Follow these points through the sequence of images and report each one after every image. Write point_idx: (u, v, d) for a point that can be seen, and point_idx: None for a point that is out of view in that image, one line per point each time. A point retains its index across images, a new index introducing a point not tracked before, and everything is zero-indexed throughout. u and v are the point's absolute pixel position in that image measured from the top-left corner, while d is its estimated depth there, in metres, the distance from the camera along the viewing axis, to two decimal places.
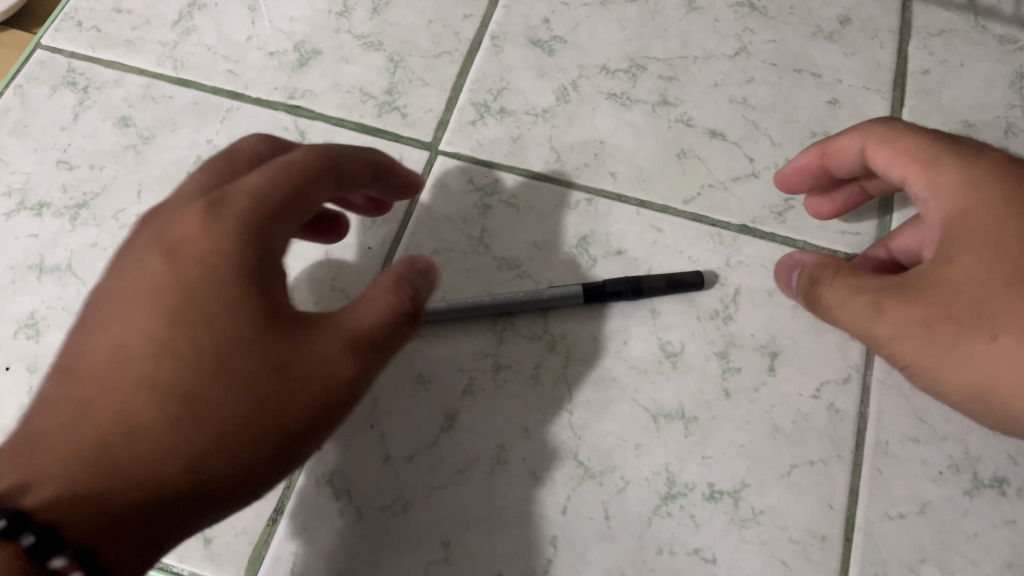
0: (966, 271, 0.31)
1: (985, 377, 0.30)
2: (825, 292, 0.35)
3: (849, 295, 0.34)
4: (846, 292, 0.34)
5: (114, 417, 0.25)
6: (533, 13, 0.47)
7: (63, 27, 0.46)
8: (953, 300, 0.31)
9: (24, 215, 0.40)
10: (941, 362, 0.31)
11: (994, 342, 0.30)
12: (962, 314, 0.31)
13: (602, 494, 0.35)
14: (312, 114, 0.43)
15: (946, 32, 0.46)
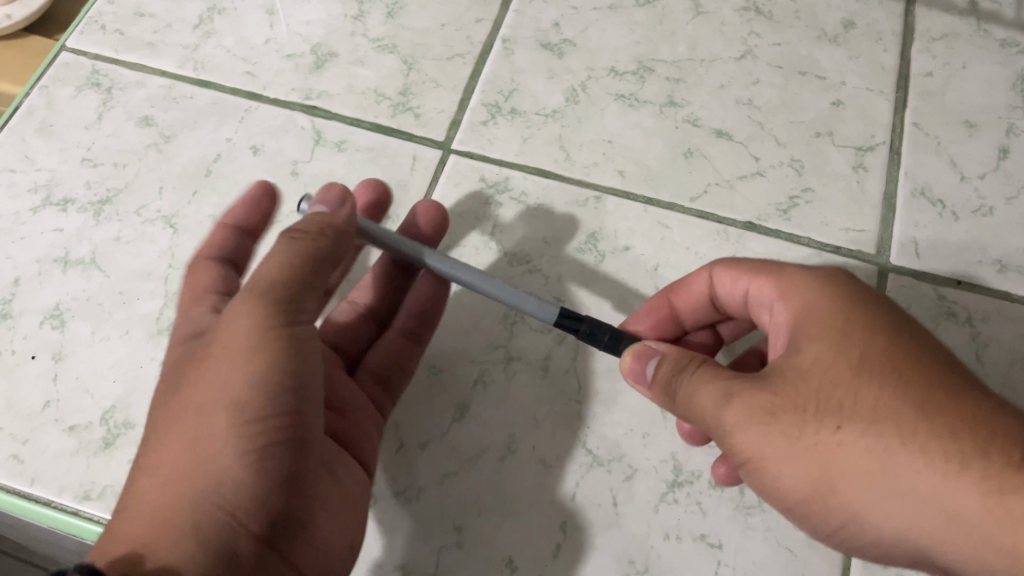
0: (818, 357, 0.28)
1: (824, 484, 0.27)
2: (683, 379, 0.30)
3: (703, 391, 0.29)
4: (700, 386, 0.30)
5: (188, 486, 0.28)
6: (543, 17, 0.48)
7: (87, 30, 0.47)
8: (790, 389, 0.28)
9: (50, 210, 0.42)
10: (784, 460, 0.28)
11: (841, 431, 0.27)
12: (812, 398, 0.28)
13: (611, 483, 0.36)
14: (328, 114, 0.44)
15: (948, 36, 0.47)
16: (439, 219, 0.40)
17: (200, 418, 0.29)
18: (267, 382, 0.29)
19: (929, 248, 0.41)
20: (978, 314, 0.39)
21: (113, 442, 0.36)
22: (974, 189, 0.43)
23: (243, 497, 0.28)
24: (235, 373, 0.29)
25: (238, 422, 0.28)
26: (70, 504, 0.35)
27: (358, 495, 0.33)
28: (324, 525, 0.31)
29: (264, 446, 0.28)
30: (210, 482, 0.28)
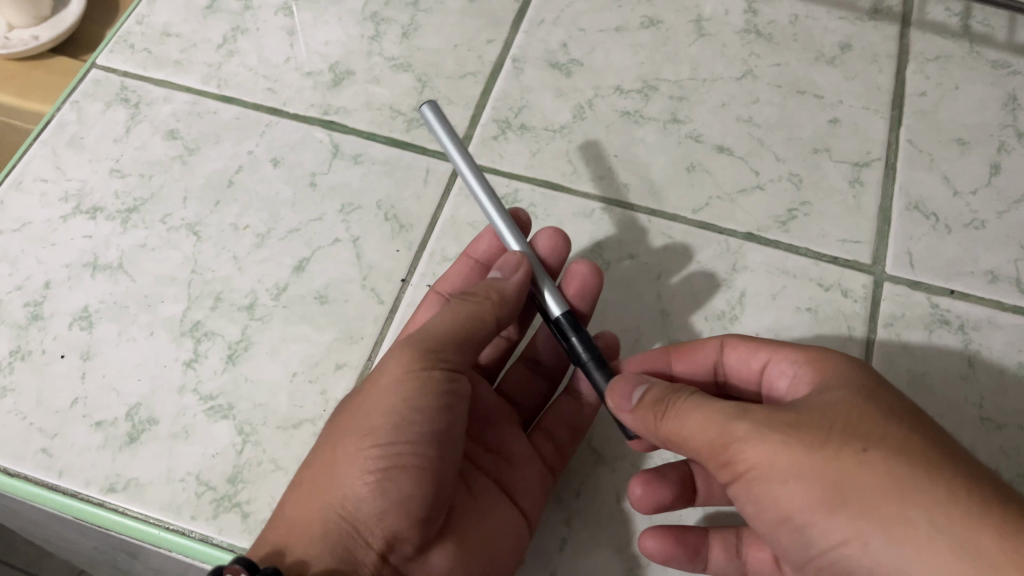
0: (841, 405, 0.30)
1: (825, 499, 0.28)
2: (681, 398, 0.32)
3: (702, 415, 0.31)
4: (698, 410, 0.31)
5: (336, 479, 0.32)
6: (551, 39, 0.50)
7: (116, 49, 0.50)
8: (806, 419, 0.29)
9: (79, 218, 0.44)
10: (789, 471, 0.28)
11: (864, 453, 0.28)
12: (833, 428, 0.29)
13: (616, 479, 0.37)
14: (346, 129, 0.46)
15: (942, 58, 0.49)
16: (588, 277, 0.39)
17: (344, 444, 0.32)
18: (413, 424, 0.32)
19: (923, 258, 0.42)
20: (971, 321, 0.41)
21: (137, 437, 0.37)
22: (966, 203, 0.44)
23: (371, 519, 0.32)
24: (392, 412, 0.32)
25: (378, 460, 0.32)
26: (96, 496, 0.36)
27: (516, 535, 0.35)
28: (446, 558, 0.33)
29: (389, 478, 0.32)
30: (348, 499, 0.32)
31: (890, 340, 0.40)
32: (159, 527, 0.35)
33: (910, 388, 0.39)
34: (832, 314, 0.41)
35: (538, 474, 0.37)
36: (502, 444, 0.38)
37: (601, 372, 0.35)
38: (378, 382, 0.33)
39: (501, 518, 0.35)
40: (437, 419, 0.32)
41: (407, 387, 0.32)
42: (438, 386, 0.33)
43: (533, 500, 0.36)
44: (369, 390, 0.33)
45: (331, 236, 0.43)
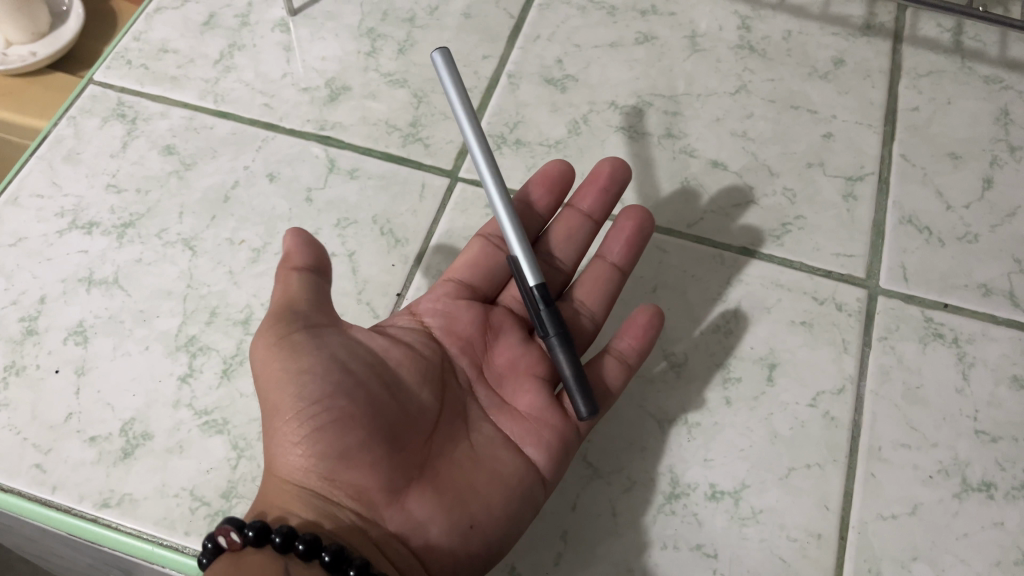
0: None
1: None
2: None
3: None
4: None
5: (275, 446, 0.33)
6: (546, 55, 0.50)
7: (114, 65, 0.50)
8: None
9: (75, 233, 0.44)
10: None
11: None
12: None
13: (611, 493, 0.37)
14: (342, 144, 0.47)
15: (934, 73, 0.50)
16: (646, 219, 0.40)
17: (268, 423, 0.33)
18: (305, 386, 0.32)
19: (917, 272, 0.42)
20: (965, 335, 0.41)
21: (131, 452, 0.37)
22: (959, 217, 0.44)
23: (322, 476, 0.32)
24: (282, 381, 0.32)
25: (296, 426, 0.32)
26: (89, 511, 0.36)
27: (503, 477, 0.35)
28: (424, 501, 0.33)
29: (318, 433, 0.32)
30: (290, 469, 0.32)
31: (885, 353, 0.40)
32: (152, 542, 0.35)
33: (905, 401, 0.39)
34: (826, 327, 0.41)
35: (553, 430, 0.36)
36: (517, 401, 0.37)
37: (564, 350, 0.35)
38: (259, 363, 0.33)
39: (502, 466, 0.35)
40: (327, 372, 0.32)
41: (280, 356, 0.33)
42: (308, 346, 0.33)
43: (543, 450, 0.35)
44: (257, 366, 0.33)
45: (327, 251, 0.43)
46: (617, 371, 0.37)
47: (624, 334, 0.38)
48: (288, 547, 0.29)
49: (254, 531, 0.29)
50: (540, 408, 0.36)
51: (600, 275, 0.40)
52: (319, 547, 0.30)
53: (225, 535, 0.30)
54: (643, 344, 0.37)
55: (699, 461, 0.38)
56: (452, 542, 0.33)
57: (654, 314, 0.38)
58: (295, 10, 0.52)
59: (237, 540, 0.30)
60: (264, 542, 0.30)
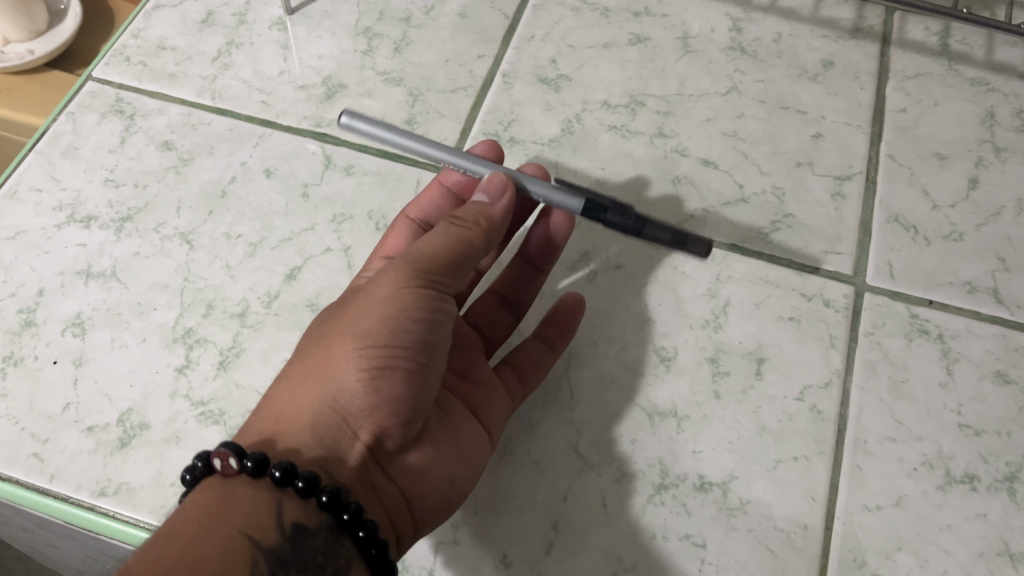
0: None
1: None
2: None
3: None
4: None
5: (325, 373, 0.34)
6: (541, 55, 0.51)
7: (113, 62, 0.50)
8: None
9: (73, 226, 0.44)
10: None
11: None
12: None
13: (601, 483, 0.38)
14: (338, 141, 0.47)
15: (922, 75, 0.50)
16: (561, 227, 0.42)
17: (337, 342, 0.34)
18: (406, 331, 0.33)
19: (903, 269, 0.43)
20: (950, 332, 0.41)
21: (129, 442, 0.38)
22: (945, 216, 0.45)
23: (359, 414, 0.33)
24: (384, 317, 0.33)
25: (362, 363, 0.33)
26: (87, 500, 0.36)
27: (473, 438, 0.37)
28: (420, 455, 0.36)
29: (376, 379, 0.33)
30: (337, 396, 0.33)
31: (871, 349, 0.41)
32: (149, 530, 0.36)
33: (890, 395, 0.40)
34: (814, 322, 0.42)
35: (506, 399, 0.39)
36: (473, 372, 0.40)
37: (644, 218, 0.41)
38: (376, 288, 0.34)
39: (471, 428, 0.37)
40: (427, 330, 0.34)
41: (400, 296, 0.33)
42: (427, 299, 0.34)
43: (499, 418, 0.38)
44: (365, 298, 0.34)
45: (323, 246, 0.44)
46: (546, 353, 0.40)
47: (546, 322, 0.41)
48: (285, 482, 0.31)
49: (254, 462, 0.31)
50: (492, 380, 0.40)
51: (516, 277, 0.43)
52: (317, 487, 0.32)
53: (223, 459, 0.32)
54: (564, 332, 0.40)
55: (688, 454, 0.38)
56: (436, 497, 0.35)
57: (576, 301, 0.41)
58: (292, 9, 0.53)
59: (233, 466, 0.32)
60: (260, 474, 0.32)
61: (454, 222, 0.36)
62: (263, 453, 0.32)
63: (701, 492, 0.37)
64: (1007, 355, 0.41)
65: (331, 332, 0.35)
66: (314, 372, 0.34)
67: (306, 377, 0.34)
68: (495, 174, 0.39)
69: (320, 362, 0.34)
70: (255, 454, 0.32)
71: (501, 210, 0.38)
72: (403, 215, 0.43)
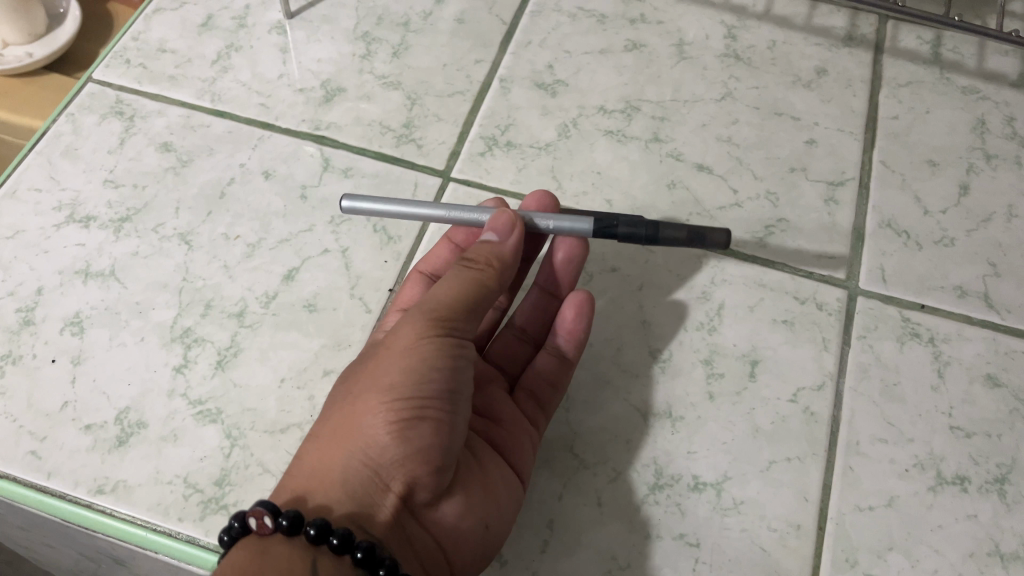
0: None
1: None
2: None
3: None
4: None
5: (352, 429, 0.34)
6: (538, 60, 0.52)
7: (112, 64, 0.51)
8: None
9: (72, 226, 0.44)
10: None
11: None
12: None
13: (596, 483, 0.38)
14: (337, 144, 0.48)
15: (913, 83, 0.51)
16: (575, 244, 0.41)
17: (361, 397, 0.34)
18: (430, 378, 0.33)
19: (895, 273, 0.44)
20: (941, 335, 0.42)
21: (126, 440, 0.38)
22: (937, 221, 0.46)
23: (390, 467, 0.33)
24: (405, 368, 0.33)
25: (387, 414, 0.33)
26: (84, 497, 0.37)
27: (506, 481, 0.36)
28: (455, 504, 0.34)
29: (404, 428, 0.32)
30: (368, 451, 0.33)
31: (864, 351, 0.41)
32: (145, 527, 0.36)
33: (883, 398, 0.40)
34: (807, 325, 0.42)
35: (528, 435, 0.38)
36: (493, 409, 0.39)
37: (665, 232, 0.41)
38: (396, 340, 0.34)
39: (500, 471, 0.36)
40: (448, 377, 0.33)
41: (419, 346, 0.34)
42: (444, 345, 0.34)
43: (525, 458, 0.37)
44: (385, 350, 0.34)
45: (321, 247, 0.44)
46: (560, 369, 0.40)
47: (558, 334, 0.40)
48: (321, 539, 0.31)
49: (289, 520, 0.31)
50: (509, 413, 0.38)
51: (535, 303, 0.43)
52: (351, 543, 0.31)
53: (257, 518, 0.31)
54: (574, 343, 0.40)
55: (683, 455, 0.39)
56: (471, 547, 0.34)
57: (583, 306, 0.40)
58: (292, 12, 0.53)
59: (269, 525, 0.31)
60: (295, 532, 0.31)
61: (465, 267, 0.36)
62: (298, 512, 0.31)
63: (696, 492, 0.38)
64: (998, 358, 0.41)
65: (356, 387, 0.35)
66: (343, 429, 0.34)
67: (333, 435, 0.34)
68: (501, 212, 0.38)
69: (347, 418, 0.34)
70: (289, 513, 0.31)
71: (512, 248, 0.38)
72: (415, 270, 0.42)
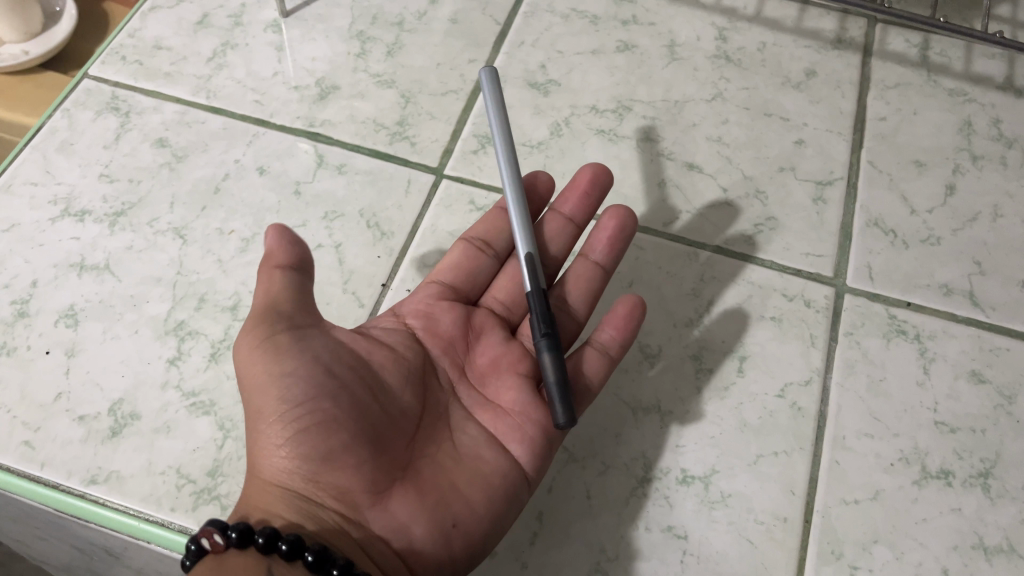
0: None
1: None
2: None
3: None
4: None
5: (257, 454, 0.33)
6: (530, 60, 0.52)
7: (108, 60, 0.51)
8: None
9: (67, 220, 0.45)
10: None
11: None
12: None
13: (586, 476, 0.39)
14: (330, 141, 0.48)
15: (901, 85, 0.52)
16: (629, 217, 0.42)
17: (254, 424, 0.34)
18: (295, 384, 0.33)
19: (881, 272, 0.44)
20: (926, 332, 0.42)
21: (119, 431, 0.38)
22: (923, 221, 0.46)
23: (308, 479, 0.33)
24: (267, 384, 0.33)
25: (276, 425, 0.33)
26: (77, 487, 0.37)
27: (488, 475, 0.35)
28: (404, 503, 0.33)
29: (302, 436, 0.32)
30: (281, 471, 0.33)
31: (851, 348, 0.42)
32: (138, 518, 0.36)
33: (869, 393, 0.41)
34: (795, 322, 0.43)
35: (540, 428, 0.36)
36: (500, 396, 0.38)
37: (551, 355, 0.35)
38: (245, 363, 0.34)
39: (468, 467, 0.35)
40: (309, 377, 0.33)
41: (266, 357, 0.33)
42: (292, 346, 0.33)
43: (521, 448, 0.36)
44: (242, 374, 0.34)
45: (314, 242, 0.44)
46: (600, 361, 0.38)
47: (608, 325, 0.39)
48: (272, 547, 0.30)
49: (238, 533, 0.30)
50: (527, 404, 0.37)
51: (583, 272, 0.41)
52: (301, 547, 0.30)
53: (208, 536, 0.30)
54: (624, 334, 0.39)
55: (672, 449, 0.39)
56: (435, 547, 0.33)
57: (636, 308, 0.39)
58: (287, 11, 0.54)
59: (220, 542, 0.30)
60: (247, 544, 0.30)
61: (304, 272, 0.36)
62: (246, 523, 0.31)
63: (685, 486, 0.38)
64: (982, 355, 0.42)
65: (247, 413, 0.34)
66: (252, 456, 0.34)
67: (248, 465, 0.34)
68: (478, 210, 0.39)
69: (249, 444, 0.34)
70: (231, 528, 0.30)
71: None
72: (462, 237, 0.43)
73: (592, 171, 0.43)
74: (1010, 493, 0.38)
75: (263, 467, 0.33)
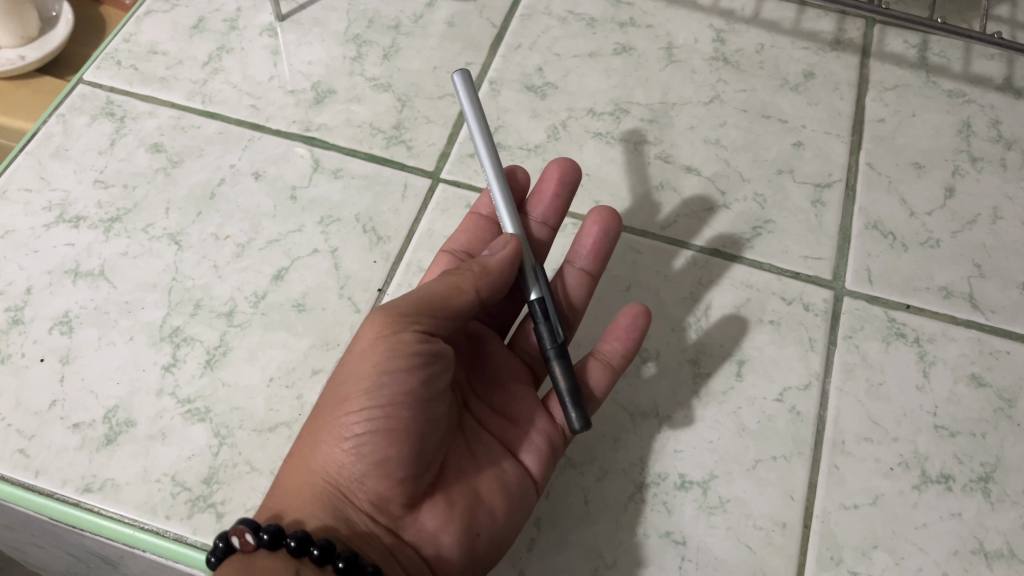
0: None
1: None
2: None
3: None
4: None
5: (313, 447, 0.34)
6: (527, 63, 0.52)
7: (104, 66, 0.51)
8: None
9: (62, 226, 0.44)
10: None
11: None
12: None
13: (584, 481, 0.38)
14: (326, 145, 0.48)
15: (900, 87, 0.51)
16: (610, 219, 0.42)
17: (323, 417, 0.34)
18: (384, 391, 0.32)
19: (881, 275, 0.44)
20: (926, 335, 0.42)
21: (114, 438, 0.38)
22: (923, 223, 0.46)
23: (355, 481, 0.33)
24: (364, 375, 0.33)
25: (347, 423, 0.33)
26: (72, 495, 0.37)
27: (508, 484, 0.36)
28: (434, 513, 0.34)
29: (364, 440, 0.32)
30: (332, 467, 0.33)
31: (850, 352, 0.42)
32: (132, 526, 0.36)
33: (868, 397, 0.40)
34: (793, 325, 0.42)
35: (546, 436, 0.37)
36: (509, 406, 0.38)
37: (561, 363, 0.36)
38: (361, 345, 0.34)
39: (496, 478, 0.36)
40: (407, 379, 0.32)
41: (380, 347, 0.33)
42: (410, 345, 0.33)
43: (533, 458, 0.37)
44: (342, 365, 0.34)
45: (310, 247, 0.44)
46: (604, 372, 0.38)
47: (610, 338, 0.39)
48: (302, 551, 0.30)
49: (270, 535, 0.30)
50: (532, 416, 0.38)
51: (571, 282, 0.41)
52: (332, 553, 0.31)
53: (239, 535, 0.31)
54: (627, 344, 0.38)
55: (670, 453, 0.39)
56: (458, 555, 0.34)
57: (639, 317, 0.39)
58: (283, 15, 0.54)
59: (250, 542, 0.30)
60: (277, 545, 0.31)
61: (448, 274, 0.35)
62: (278, 525, 0.31)
63: (682, 491, 0.38)
64: (982, 358, 0.42)
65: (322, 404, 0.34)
66: (309, 449, 0.34)
67: (302, 458, 0.34)
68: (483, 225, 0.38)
69: (310, 436, 0.34)
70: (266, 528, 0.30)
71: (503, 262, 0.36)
72: (444, 250, 0.42)
73: (560, 169, 0.43)
74: (1010, 497, 0.38)
75: (315, 462, 0.33)
